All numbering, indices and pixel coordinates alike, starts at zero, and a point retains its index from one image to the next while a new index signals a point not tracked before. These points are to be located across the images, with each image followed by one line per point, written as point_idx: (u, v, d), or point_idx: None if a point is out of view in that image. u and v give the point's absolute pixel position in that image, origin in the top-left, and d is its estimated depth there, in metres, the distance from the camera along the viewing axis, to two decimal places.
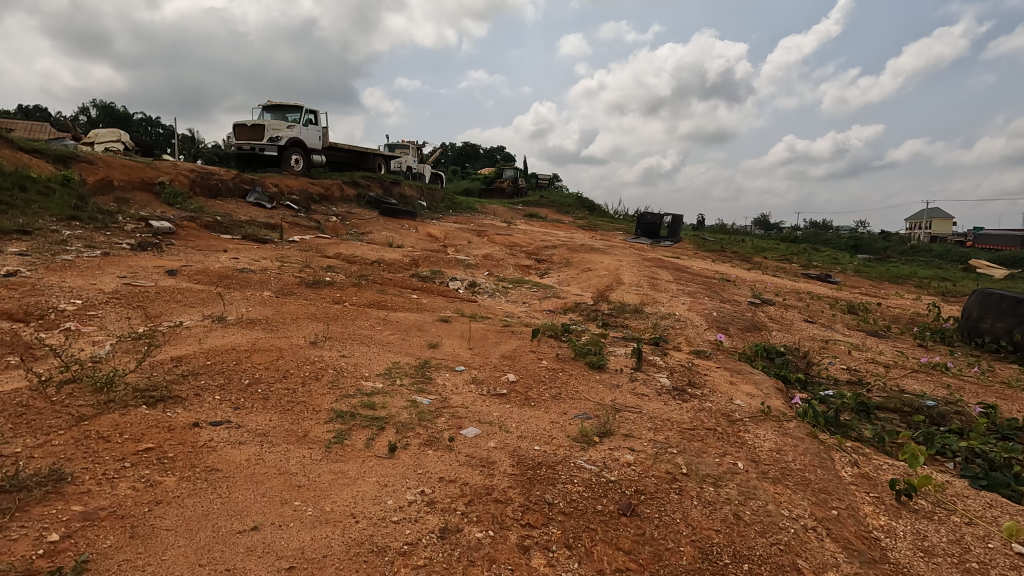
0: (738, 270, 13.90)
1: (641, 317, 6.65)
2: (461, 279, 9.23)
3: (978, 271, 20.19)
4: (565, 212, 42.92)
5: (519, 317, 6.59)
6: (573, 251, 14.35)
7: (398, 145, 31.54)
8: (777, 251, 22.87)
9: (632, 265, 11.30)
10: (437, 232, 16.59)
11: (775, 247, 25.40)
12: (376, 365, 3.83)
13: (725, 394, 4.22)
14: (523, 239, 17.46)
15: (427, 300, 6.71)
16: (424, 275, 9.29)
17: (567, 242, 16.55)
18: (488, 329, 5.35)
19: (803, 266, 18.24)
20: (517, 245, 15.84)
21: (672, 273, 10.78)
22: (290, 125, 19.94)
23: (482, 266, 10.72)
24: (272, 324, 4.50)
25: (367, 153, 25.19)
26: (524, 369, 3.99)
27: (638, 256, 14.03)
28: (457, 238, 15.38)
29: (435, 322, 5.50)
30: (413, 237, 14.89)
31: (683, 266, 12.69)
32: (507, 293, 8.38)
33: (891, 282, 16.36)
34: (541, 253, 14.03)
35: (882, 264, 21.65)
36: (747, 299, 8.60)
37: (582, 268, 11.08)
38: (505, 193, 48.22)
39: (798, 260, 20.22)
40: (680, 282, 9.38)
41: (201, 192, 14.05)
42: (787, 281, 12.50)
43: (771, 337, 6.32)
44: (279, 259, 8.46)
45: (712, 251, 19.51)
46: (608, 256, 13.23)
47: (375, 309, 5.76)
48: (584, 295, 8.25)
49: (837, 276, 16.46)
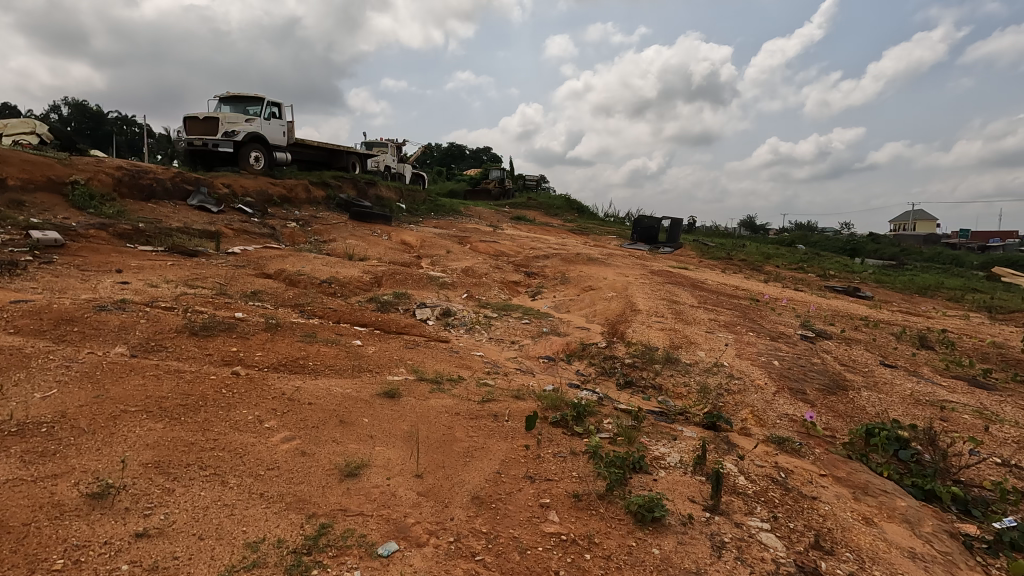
0: (757, 285, 12.07)
1: (677, 370, 4.73)
2: (431, 305, 7.26)
3: (1002, 279, 18.63)
4: (553, 215, 41.03)
5: (506, 373, 4.63)
6: (568, 262, 12.40)
7: (376, 142, 29.37)
8: (786, 258, 21.17)
9: (642, 282, 9.40)
10: (412, 239, 14.62)
11: (780, 253, 23.72)
12: (200, 566, 1.79)
13: (878, 564, 2.34)
14: (510, 246, 15.51)
15: (374, 351, 4.66)
16: (386, 300, 7.31)
17: (560, 251, 14.62)
18: (457, 416, 3.34)
19: (820, 275, 16.50)
20: (503, 254, 13.88)
21: (692, 292, 8.88)
22: (248, 119, 17.77)
23: (461, 283, 8.75)
24: (57, 436, 2.47)
25: (340, 152, 23.03)
26: (519, 552, 2.02)
27: (643, 268, 12.15)
28: (434, 248, 13.39)
29: (375, 403, 3.44)
30: (383, 246, 12.89)
31: (699, 282, 10.80)
32: (490, 326, 6.43)
33: (921, 295, 14.65)
34: (530, 265, 12.11)
35: (899, 272, 20.02)
36: (796, 331, 6.74)
37: (582, 286, 9.16)
38: (491, 194, 46.18)
39: (812, 267, 18.50)
40: (706, 307, 7.50)
41: (128, 193, 11.89)
42: (819, 299, 10.69)
43: (865, 402, 4.43)
44: (189, 283, 6.41)
45: (718, 260, 17.72)
46: (610, 270, 11.31)
47: (284, 378, 3.68)
48: (590, 329, 6.32)
49: (862, 286, 14.72)
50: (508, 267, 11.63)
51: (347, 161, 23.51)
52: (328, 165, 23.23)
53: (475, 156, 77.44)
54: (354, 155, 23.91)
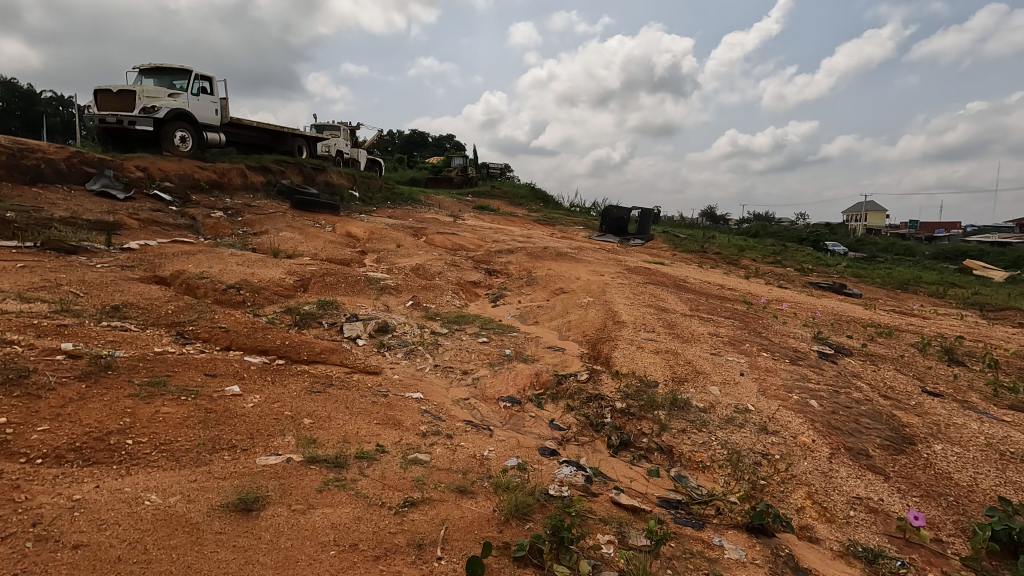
0: (741, 283, 10.98)
1: (689, 422, 3.41)
2: (364, 317, 5.76)
3: (974, 272, 18.25)
4: (518, 205, 39.64)
5: (449, 433, 3.20)
6: (535, 258, 11.02)
7: (328, 125, 27.22)
8: (759, 250, 20.40)
9: (621, 283, 8.10)
10: (359, 231, 12.98)
11: (751, 244, 22.97)
12: None
13: None
14: (470, 239, 14.03)
15: (257, 407, 3.13)
16: (306, 311, 5.77)
17: (526, 244, 13.26)
18: (353, 559, 1.91)
19: (799, 269, 15.66)
20: (462, 248, 12.42)
21: (679, 295, 7.64)
22: (171, 93, 15.64)
23: (407, 285, 7.26)
24: None
25: (284, 134, 20.94)
26: None
27: (619, 265, 10.89)
28: (383, 241, 11.83)
29: (208, 538, 1.93)
30: (323, 239, 11.25)
31: (682, 281, 9.58)
32: (438, 348, 5.00)
33: (904, 290, 13.94)
34: (492, 262, 10.70)
35: (873, 265, 19.48)
36: (812, 347, 5.55)
37: (553, 288, 7.80)
38: (453, 182, 44.36)
39: (787, 260, 17.73)
40: (700, 317, 6.24)
41: (7, 176, 9.90)
42: (812, 299, 9.66)
43: (946, 464, 3.21)
44: (26, 294, 4.74)
45: (692, 253, 16.69)
46: (582, 267, 10.00)
47: (59, 485, 2.12)
48: (564, 350, 4.96)
49: (844, 281, 13.90)
50: (467, 264, 10.17)
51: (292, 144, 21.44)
52: (271, 148, 21.11)
53: (437, 143, 75.10)
54: (300, 138, 21.86)
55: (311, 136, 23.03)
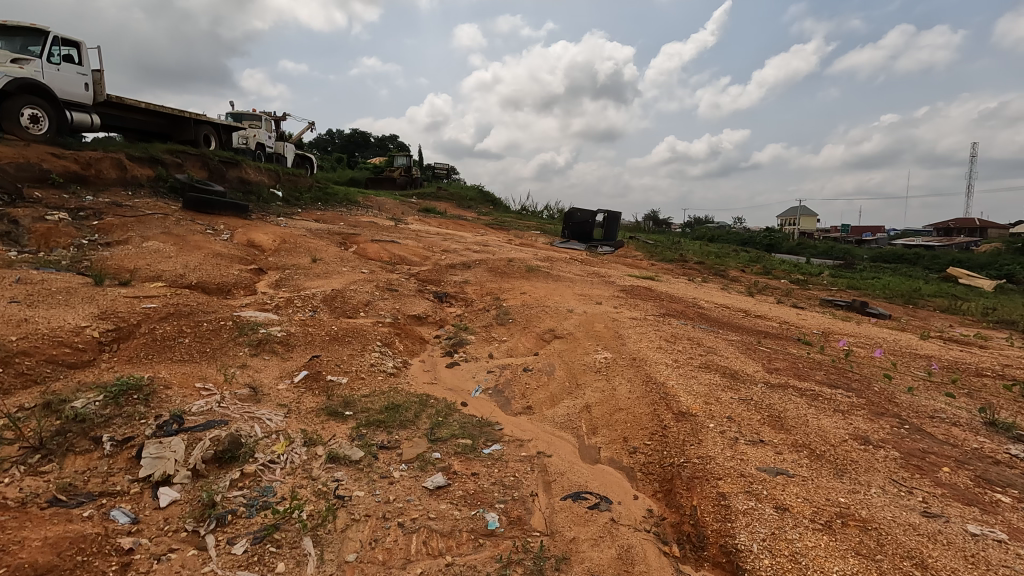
0: (759, 306, 8.74)
1: None
2: (200, 422, 2.91)
3: (958, 281, 17.14)
4: (467, 208, 36.83)
5: None
6: (500, 276, 8.37)
7: (246, 114, 23.53)
8: (735, 257, 18.69)
9: (635, 319, 5.57)
10: (267, 239, 9.96)
11: (722, 251, 21.21)
12: None
13: None
14: (413, 249, 11.22)
15: None
16: (76, 414, 2.83)
17: (484, 255, 10.66)
18: None
19: (791, 280, 13.86)
20: (404, 261, 9.65)
21: (725, 338, 5.18)
22: (16, 59, 11.90)
23: (306, 333, 4.42)
24: None
25: (185, 120, 17.31)
26: None
27: (608, 285, 8.42)
28: (296, 252, 8.90)
29: None
30: (209, 250, 8.20)
31: (701, 309, 7.16)
32: (334, 516, 2.25)
33: (914, 304, 12.29)
34: (443, 283, 7.94)
35: (854, 273, 18.09)
36: (1017, 453, 3.15)
37: (537, 327, 5.17)
38: (397, 183, 41.24)
39: (771, 270, 15.97)
40: (799, 390, 3.76)
41: None
42: (858, 329, 7.52)
43: None
44: None
45: (671, 263, 14.56)
46: (564, 290, 7.42)
47: None
48: (611, 511, 2.32)
49: (850, 295, 12.10)
50: (407, 287, 7.38)
51: (196, 133, 17.79)
52: (170, 137, 17.42)
53: (380, 143, 71.10)
54: (207, 125, 18.24)
55: (222, 124, 19.41)
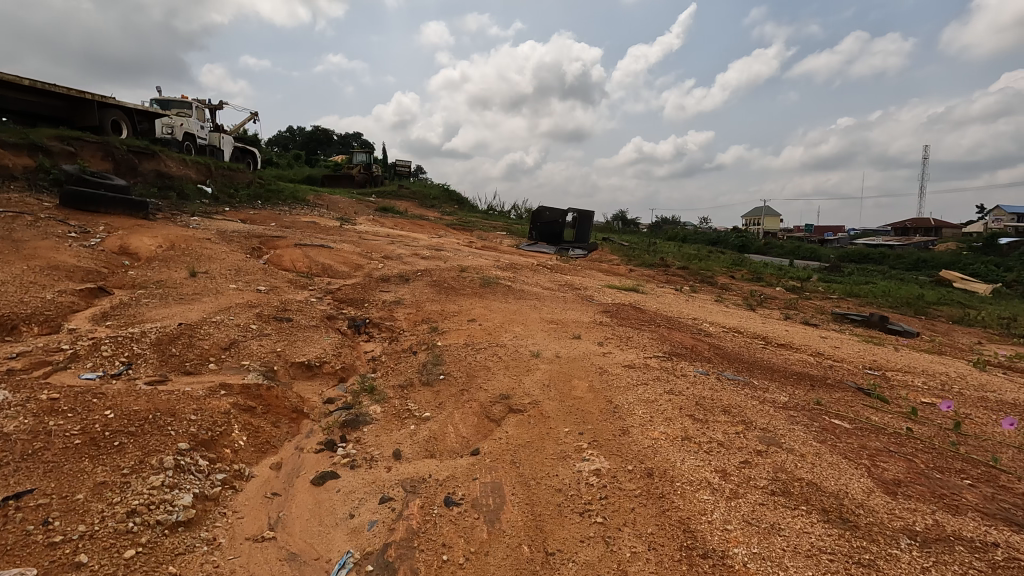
0: (772, 327, 7.02)
1: None
2: None
3: (954, 285, 15.99)
4: (430, 208, 34.69)
5: None
6: (445, 292, 6.40)
7: (174, 101, 20.85)
8: (717, 260, 17.21)
9: (631, 367, 3.71)
10: (149, 244, 7.79)
11: (702, 253, 19.73)
12: None
13: None
14: (347, 254, 9.18)
15: None
16: None
17: (432, 264, 8.72)
18: None
19: (785, 287, 12.34)
20: (326, 273, 7.63)
21: (770, 401, 3.36)
22: None
23: (42, 427, 2.37)
24: None
25: (87, 102, 14.73)
26: None
27: (584, 303, 6.58)
28: (178, 262, 6.78)
29: None
30: (44, 260, 6.01)
31: (711, 338, 5.36)
32: None
33: (926, 314, 10.87)
34: (366, 304, 5.94)
35: (844, 276, 16.80)
36: None
37: (479, 391, 3.24)
38: (355, 181, 38.82)
39: (760, 275, 14.47)
40: (969, 545, 1.95)
41: None
42: (904, 359, 5.86)
43: None
44: None
45: (651, 269, 12.89)
46: (527, 314, 5.52)
47: None
48: None
49: (855, 305, 10.62)
50: (313, 311, 5.36)
51: (103, 118, 15.21)
52: (69, 122, 14.79)
53: (341, 140, 68.03)
54: (117, 109, 15.67)
55: (138, 109, 16.83)
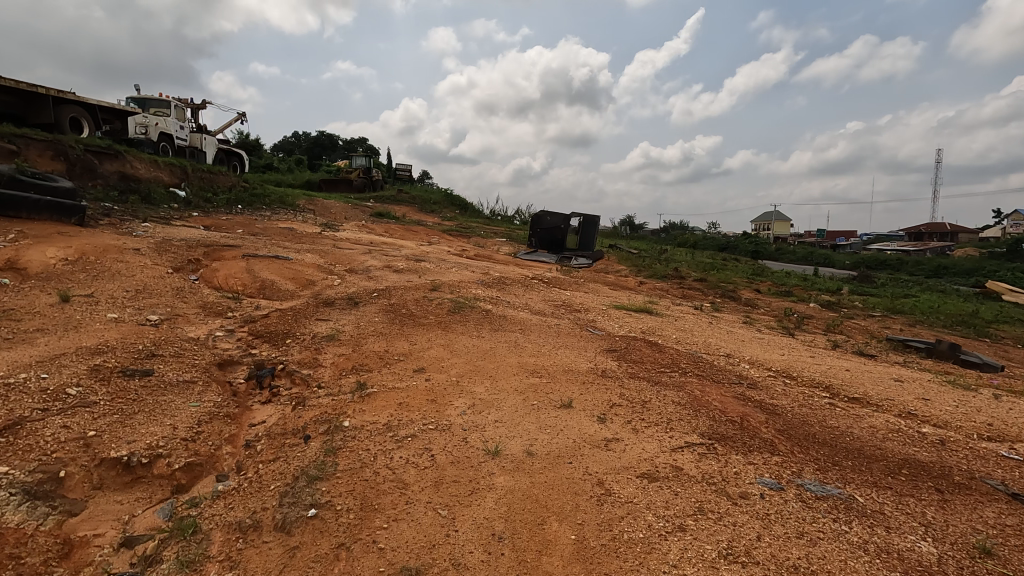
0: (826, 364, 5.43)
1: None
2: None
3: (1003, 298, 14.30)
4: (429, 213, 33.28)
5: None
6: (399, 322, 4.88)
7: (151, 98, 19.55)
8: (736, 270, 15.62)
9: (652, 482, 2.18)
10: (50, 256, 6.34)
11: (717, 261, 18.13)
12: None
13: None
14: (302, 267, 7.69)
15: None
16: None
17: (401, 280, 7.24)
18: None
19: (818, 303, 10.75)
20: (263, 293, 6.14)
21: (910, 560, 1.85)
22: None
23: None
24: None
25: (41, 97, 13.40)
26: None
27: (584, 335, 5.03)
28: (64, 280, 5.32)
29: None
30: None
31: (760, 396, 3.80)
32: None
33: (991, 336, 9.24)
34: (288, 340, 4.41)
35: (877, 288, 15.15)
36: None
37: (369, 557, 1.71)
38: (353, 185, 37.57)
39: (786, 288, 12.87)
40: None
41: None
42: (1019, 417, 4.27)
43: None
44: None
45: (664, 282, 11.35)
46: (504, 357, 3.99)
47: None
48: None
49: (906, 327, 9.02)
50: (200, 353, 3.83)
51: (59, 115, 13.88)
52: (21, 119, 13.46)
53: (347, 145, 67.37)
54: (77, 106, 14.34)
55: (103, 106, 15.51)
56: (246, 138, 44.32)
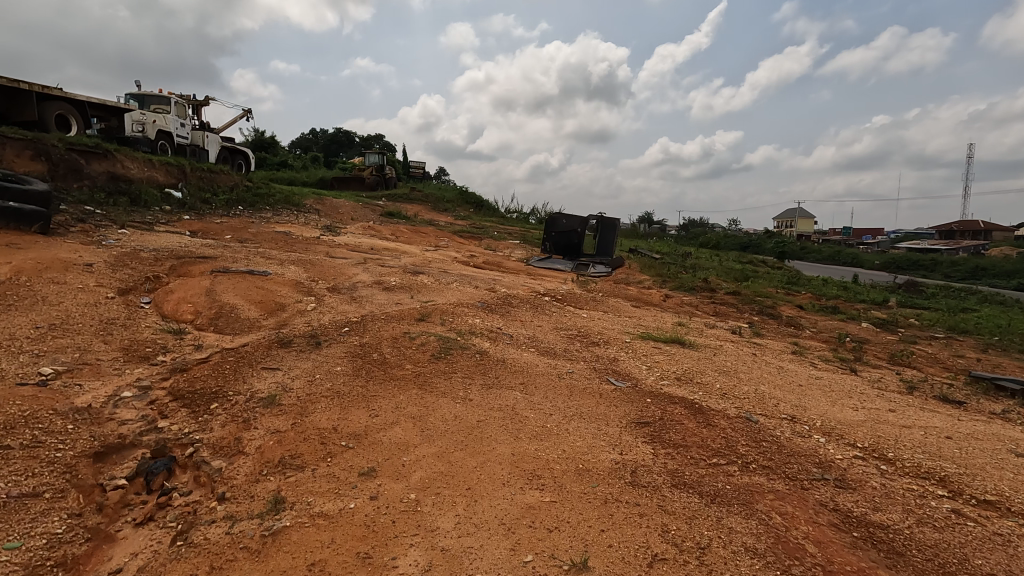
0: (917, 426, 4.22)
1: None
2: None
3: None
4: (442, 212, 32.27)
5: None
6: (365, 376, 3.78)
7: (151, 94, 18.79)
8: (769, 278, 14.30)
9: None
10: None
11: (747, 267, 16.76)
12: None
13: None
14: (276, 285, 6.66)
15: None
16: None
17: (387, 304, 6.18)
18: None
19: (871, 322, 9.44)
20: (216, 323, 5.12)
21: None
22: None
23: None
24: None
25: (23, 93, 12.62)
26: None
27: (606, 390, 3.89)
28: None
29: None
30: None
31: (862, 512, 2.62)
32: None
33: None
34: (212, 405, 3.34)
35: (929, 299, 13.70)
36: None
37: None
38: (366, 183, 36.77)
39: (828, 301, 11.55)
40: None
41: None
42: None
43: None
44: None
45: (692, 296, 10.15)
46: (494, 442, 2.87)
47: None
48: None
49: (981, 355, 7.70)
50: (73, 436, 2.78)
51: (44, 112, 13.10)
52: (3, 117, 12.71)
53: (363, 142, 66.76)
54: (63, 102, 13.56)
55: (95, 103, 14.74)
56: (259, 134, 43.77)
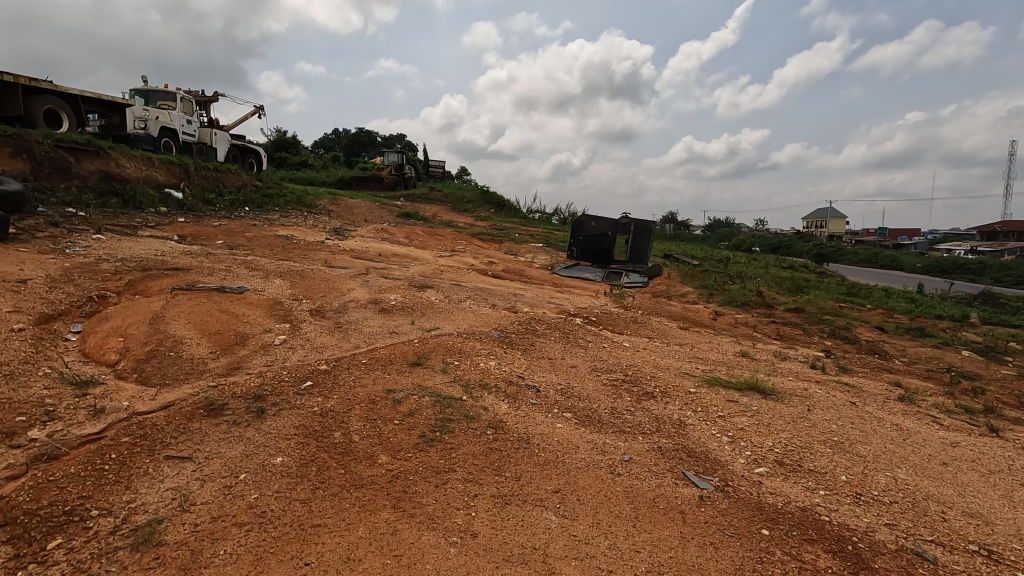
0: None
1: None
2: None
3: None
4: (462, 212, 31.02)
5: None
6: (312, 479, 2.44)
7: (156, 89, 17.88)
8: (826, 289, 12.65)
9: None
10: None
11: (796, 276, 15.04)
12: None
13: None
14: (246, 309, 5.39)
15: None
16: None
17: (377, 337, 4.86)
18: None
19: (970, 348, 7.79)
20: (143, 367, 3.85)
21: None
22: None
23: None
24: None
25: (8, 86, 11.71)
26: None
27: (687, 503, 2.47)
28: None
29: None
30: None
31: None
32: None
33: None
34: (49, 544, 2.04)
35: (1015, 315, 11.86)
36: None
37: None
38: (384, 183, 35.72)
39: (904, 318, 9.89)
40: None
41: None
42: None
43: None
44: None
45: (745, 315, 8.64)
46: None
47: None
48: None
49: None
50: None
51: (31, 107, 12.22)
52: None
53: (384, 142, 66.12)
54: (53, 96, 12.67)
55: (90, 98, 13.86)
56: (279, 134, 43.23)
